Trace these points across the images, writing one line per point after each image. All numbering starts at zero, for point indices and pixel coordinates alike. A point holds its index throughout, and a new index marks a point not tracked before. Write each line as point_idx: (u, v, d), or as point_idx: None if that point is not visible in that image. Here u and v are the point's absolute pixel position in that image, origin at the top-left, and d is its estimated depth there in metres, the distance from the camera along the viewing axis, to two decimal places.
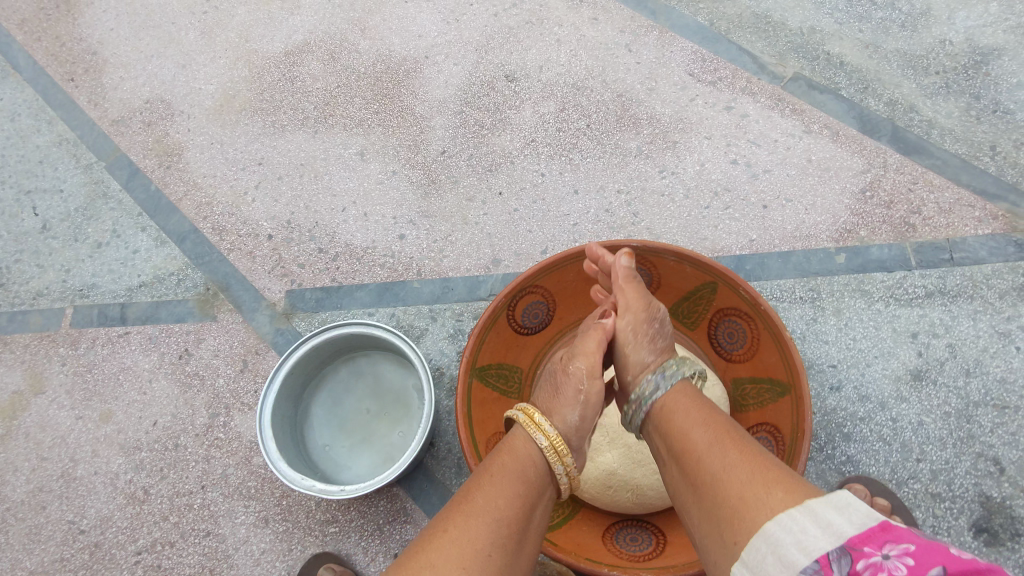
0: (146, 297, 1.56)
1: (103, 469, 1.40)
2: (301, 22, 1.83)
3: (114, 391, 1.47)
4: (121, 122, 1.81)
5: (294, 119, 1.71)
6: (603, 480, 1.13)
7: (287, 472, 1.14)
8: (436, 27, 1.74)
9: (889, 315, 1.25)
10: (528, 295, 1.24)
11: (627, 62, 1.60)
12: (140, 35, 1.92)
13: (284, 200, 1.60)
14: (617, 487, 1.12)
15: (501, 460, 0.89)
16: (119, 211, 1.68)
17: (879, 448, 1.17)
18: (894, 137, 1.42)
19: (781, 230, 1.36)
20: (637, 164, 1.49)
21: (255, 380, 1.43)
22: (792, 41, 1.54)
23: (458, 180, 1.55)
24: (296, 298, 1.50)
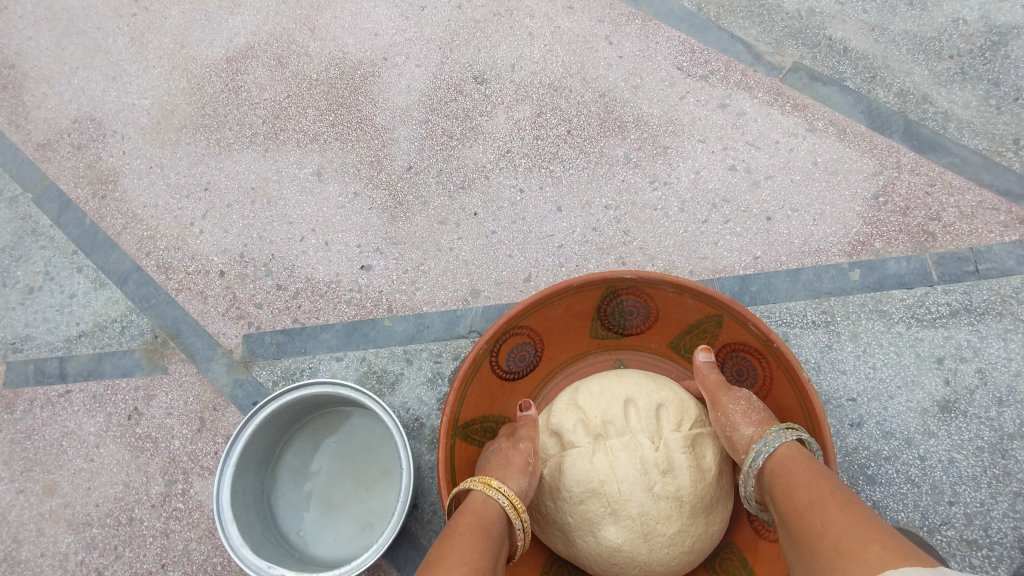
0: (87, 349, 1.40)
1: (51, 549, 1.26)
2: (242, 22, 1.63)
3: (58, 459, 1.32)
4: (47, 146, 1.62)
5: (241, 136, 1.53)
6: (607, 557, 0.96)
7: (252, 560, 1.01)
8: (394, 23, 1.56)
9: (911, 339, 1.13)
10: (512, 338, 1.11)
11: (608, 56, 1.44)
12: (62, 43, 1.71)
13: (235, 231, 1.44)
14: (622, 564, 0.96)
15: (458, 518, 0.86)
16: (51, 250, 1.50)
17: (907, 491, 1.06)
18: (907, 133, 1.28)
19: (788, 245, 1.23)
20: (624, 174, 1.34)
21: (215, 440, 1.29)
22: (790, 26, 1.38)
23: (428, 201, 1.39)
24: (255, 343, 1.35)
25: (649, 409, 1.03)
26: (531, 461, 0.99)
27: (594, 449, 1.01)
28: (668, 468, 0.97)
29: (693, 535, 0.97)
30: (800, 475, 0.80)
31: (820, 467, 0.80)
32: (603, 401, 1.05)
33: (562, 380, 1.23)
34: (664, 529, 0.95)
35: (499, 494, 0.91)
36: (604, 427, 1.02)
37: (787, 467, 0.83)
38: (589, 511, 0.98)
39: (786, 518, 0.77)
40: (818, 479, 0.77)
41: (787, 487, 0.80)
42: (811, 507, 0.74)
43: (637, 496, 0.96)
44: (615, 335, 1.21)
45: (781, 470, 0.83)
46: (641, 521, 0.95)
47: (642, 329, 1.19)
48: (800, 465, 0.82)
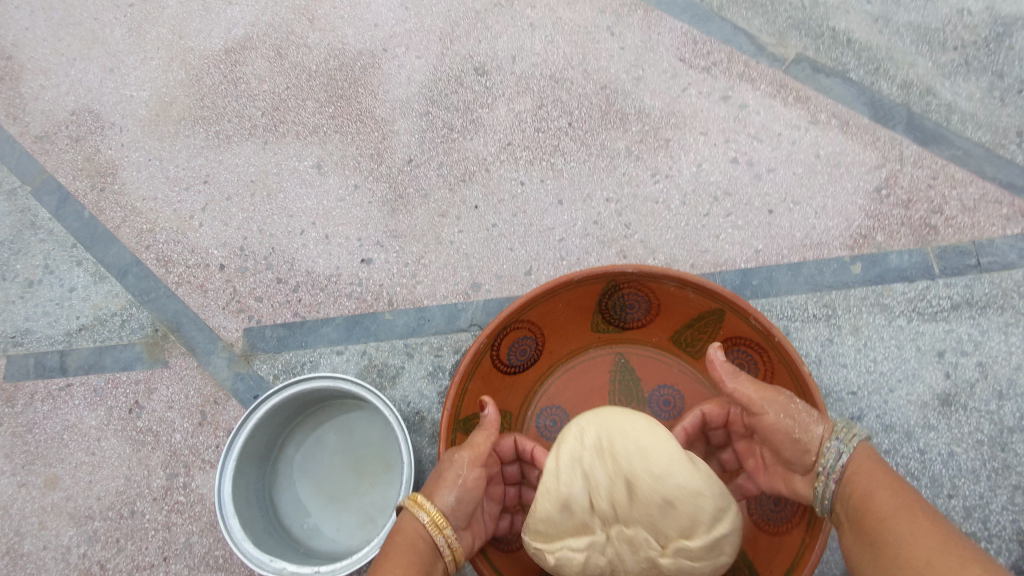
0: (87, 343, 1.40)
1: (54, 542, 1.27)
2: (241, 13, 1.62)
3: (59, 452, 1.32)
4: (45, 139, 1.61)
5: (240, 129, 1.52)
6: None
7: (253, 554, 1.01)
8: (393, 14, 1.54)
9: (912, 332, 1.13)
10: (513, 332, 1.10)
11: (609, 47, 1.43)
12: (59, 34, 1.69)
13: (235, 224, 1.43)
14: None
15: (386, 542, 0.86)
16: (51, 243, 1.50)
17: (907, 484, 1.06)
18: (911, 126, 1.27)
19: (790, 238, 1.23)
20: (626, 167, 1.33)
21: (216, 433, 1.29)
22: (794, 17, 1.37)
23: (428, 194, 1.38)
24: (255, 337, 1.34)
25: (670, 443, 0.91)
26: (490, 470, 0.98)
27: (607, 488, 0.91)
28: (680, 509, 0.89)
29: None
30: (875, 482, 0.79)
31: (899, 478, 0.79)
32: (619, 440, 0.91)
33: (563, 374, 1.23)
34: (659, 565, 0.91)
35: (421, 512, 0.87)
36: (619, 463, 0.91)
37: (860, 469, 0.81)
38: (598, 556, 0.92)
39: (857, 524, 0.77)
40: (898, 490, 0.77)
41: (856, 489, 0.79)
42: (889, 518, 0.74)
43: (634, 510, 0.89)
44: (616, 329, 1.21)
45: (856, 471, 0.81)
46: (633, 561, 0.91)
47: (643, 323, 1.19)
48: (875, 471, 0.80)
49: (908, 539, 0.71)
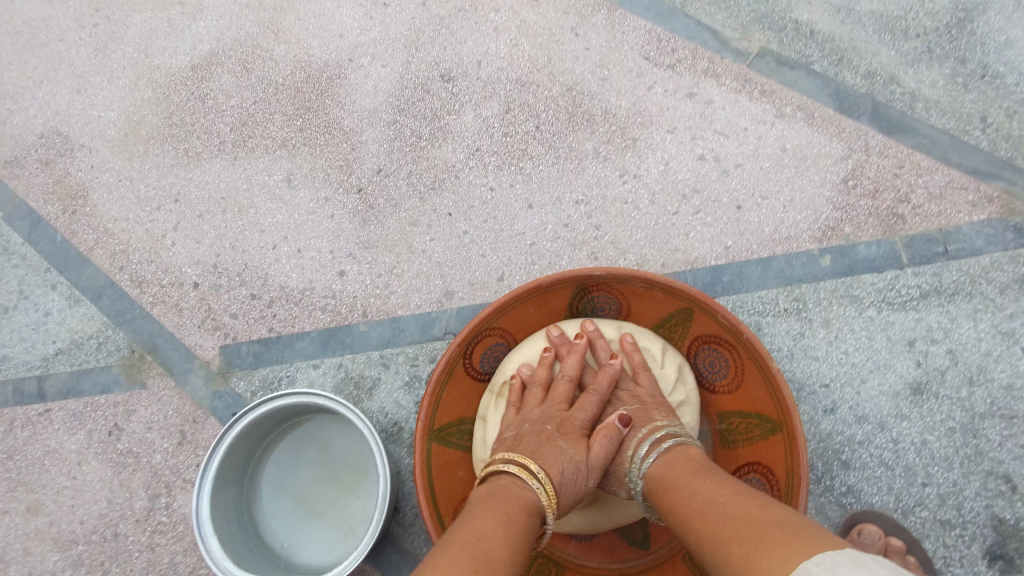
0: (65, 367, 1.39)
1: (38, 568, 1.26)
2: (206, 28, 1.61)
3: (40, 478, 1.32)
4: (15, 163, 1.61)
5: (209, 145, 1.51)
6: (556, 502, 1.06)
7: (233, 573, 1.01)
8: (358, 23, 1.54)
9: (882, 323, 1.14)
10: (485, 340, 1.11)
11: (574, 48, 1.42)
12: (25, 57, 1.69)
13: (207, 241, 1.43)
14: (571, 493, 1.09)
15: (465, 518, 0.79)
16: (25, 268, 1.49)
17: (881, 474, 1.06)
18: (876, 115, 1.27)
19: (759, 233, 1.23)
20: (594, 168, 1.33)
21: (196, 452, 1.29)
22: (756, 10, 1.37)
23: (399, 204, 1.38)
24: (232, 354, 1.34)
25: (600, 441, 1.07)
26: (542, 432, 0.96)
27: None
28: None
29: None
30: (695, 481, 0.83)
31: (706, 466, 0.87)
32: None
33: None
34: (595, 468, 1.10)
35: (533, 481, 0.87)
36: None
37: (677, 470, 0.87)
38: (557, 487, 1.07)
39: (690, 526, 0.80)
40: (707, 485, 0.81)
41: (681, 493, 0.82)
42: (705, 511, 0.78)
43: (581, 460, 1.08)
44: None
45: (675, 475, 0.86)
46: None
47: None
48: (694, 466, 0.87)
49: (743, 513, 0.72)
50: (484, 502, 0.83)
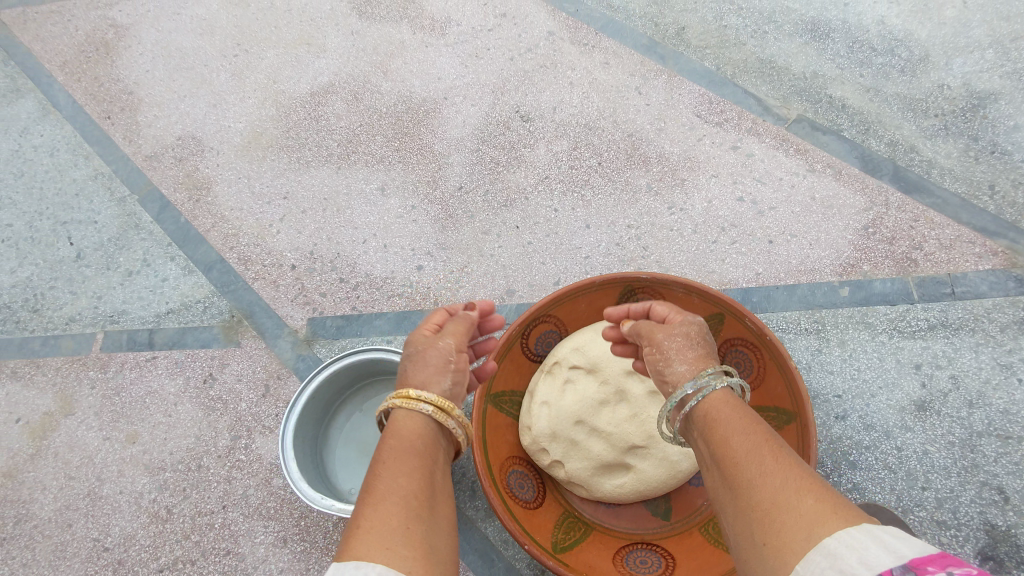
0: (173, 323, 1.62)
1: (128, 488, 1.44)
2: (326, 65, 1.94)
3: (140, 413, 1.52)
4: (153, 158, 1.91)
5: (318, 156, 1.79)
6: (592, 468, 1.19)
7: (308, 492, 1.17)
8: (455, 69, 1.84)
9: (892, 347, 1.28)
10: (540, 325, 1.30)
11: (636, 103, 1.68)
12: (174, 76, 2.04)
13: (308, 232, 1.68)
14: (607, 468, 1.20)
15: (377, 475, 0.77)
16: (150, 241, 1.76)
17: (885, 476, 1.19)
18: (896, 176, 1.47)
19: (787, 264, 1.41)
20: (646, 200, 1.55)
21: (277, 404, 1.48)
22: (796, 85, 1.62)
23: (474, 215, 1.61)
24: (317, 325, 1.55)
25: (626, 416, 1.21)
26: (450, 359, 0.97)
27: (588, 431, 1.21)
28: (645, 435, 1.20)
29: (664, 442, 1.19)
30: (755, 451, 0.76)
31: (753, 419, 0.84)
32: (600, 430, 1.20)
33: None
34: (630, 438, 1.19)
35: (421, 404, 0.89)
36: (588, 427, 1.21)
37: (719, 422, 0.84)
38: (590, 449, 1.20)
39: (717, 460, 0.81)
40: (753, 430, 0.80)
41: (735, 458, 0.78)
42: (739, 461, 0.77)
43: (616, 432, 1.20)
44: None
45: (736, 437, 0.80)
46: (615, 438, 1.19)
47: None
48: (759, 436, 0.79)
49: (793, 507, 0.68)
50: (390, 457, 0.80)
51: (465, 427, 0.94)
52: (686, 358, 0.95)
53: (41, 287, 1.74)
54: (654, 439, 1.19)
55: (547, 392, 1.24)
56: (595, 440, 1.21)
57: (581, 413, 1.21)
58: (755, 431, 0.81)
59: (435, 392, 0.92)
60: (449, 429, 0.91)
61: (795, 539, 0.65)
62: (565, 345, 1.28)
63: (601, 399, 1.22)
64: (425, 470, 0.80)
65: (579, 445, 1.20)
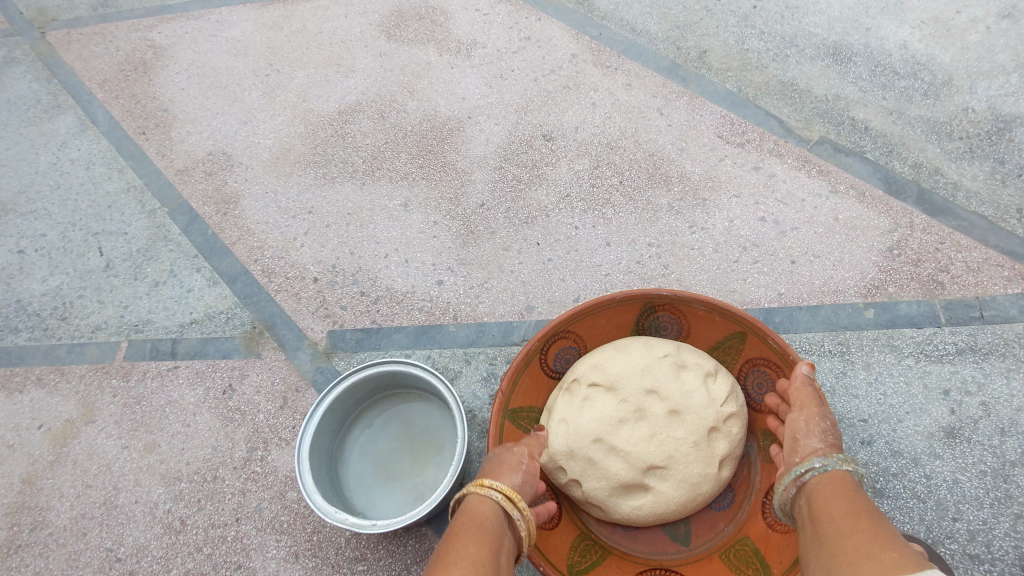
0: (196, 334, 1.64)
1: (143, 498, 1.45)
2: (354, 84, 1.99)
3: (160, 422, 1.54)
4: (184, 172, 1.96)
5: (343, 172, 1.82)
6: (610, 488, 1.16)
7: (322, 505, 1.17)
8: (479, 89, 1.87)
9: (919, 371, 1.26)
10: (559, 341, 1.30)
11: (658, 124, 1.69)
12: (208, 94, 2.10)
13: (331, 246, 1.70)
14: (625, 488, 1.16)
15: (453, 545, 0.90)
16: (178, 252, 1.80)
17: (913, 505, 1.15)
18: (921, 198, 1.45)
19: (809, 285, 1.40)
20: (667, 219, 1.55)
21: (294, 416, 1.49)
22: (818, 107, 1.62)
23: (495, 231, 1.62)
24: (337, 338, 1.56)
25: (647, 436, 1.17)
26: (523, 462, 1.10)
27: (607, 451, 1.17)
28: (665, 456, 1.16)
29: (683, 464, 1.16)
30: (852, 516, 0.86)
31: (860, 495, 0.92)
32: (619, 450, 1.16)
33: None
34: (649, 460, 1.15)
35: (492, 491, 1.00)
36: (608, 446, 1.17)
37: (826, 487, 0.94)
38: (607, 469, 1.16)
39: (814, 519, 0.91)
40: (856, 501, 0.90)
41: (831, 516, 0.88)
42: (839, 518, 0.87)
43: (636, 452, 1.16)
44: None
45: (833, 502, 0.91)
46: (634, 458, 1.16)
47: None
48: (856, 505, 0.89)
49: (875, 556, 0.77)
50: (464, 530, 0.94)
51: (529, 525, 1.02)
52: (823, 439, 1.02)
53: (71, 296, 1.79)
54: (673, 460, 1.16)
55: (566, 409, 1.23)
56: (612, 459, 1.17)
57: (600, 432, 1.18)
58: (855, 502, 0.90)
59: (505, 484, 1.03)
60: (513, 521, 0.99)
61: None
62: (586, 363, 1.27)
63: (621, 417, 1.18)
64: (493, 549, 0.91)
65: (597, 465, 1.17)
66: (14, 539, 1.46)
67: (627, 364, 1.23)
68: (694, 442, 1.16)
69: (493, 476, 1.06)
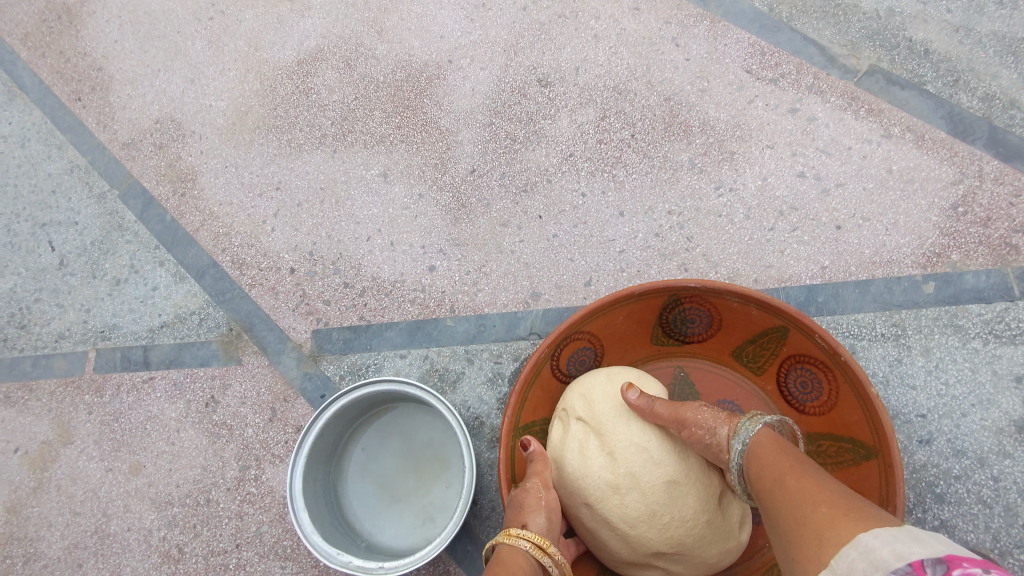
0: (169, 339, 1.48)
1: (136, 525, 1.36)
2: (313, 25, 1.69)
3: (142, 441, 1.41)
4: (132, 146, 1.71)
5: (311, 137, 1.58)
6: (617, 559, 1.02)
7: (322, 547, 1.05)
8: (459, 25, 1.58)
9: (988, 355, 1.10)
10: (573, 343, 1.13)
11: (674, 59, 1.42)
12: (145, 46, 1.80)
13: (305, 229, 1.49)
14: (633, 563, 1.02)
15: None
16: (136, 244, 1.59)
17: (979, 511, 1.02)
18: (991, 140, 1.23)
19: (858, 255, 1.20)
20: (689, 179, 1.33)
21: (285, 429, 1.35)
22: (867, 27, 1.34)
23: (491, 204, 1.41)
24: (323, 338, 1.40)
25: (643, 513, 0.97)
26: (545, 497, 0.99)
27: (603, 523, 1.00)
28: (670, 536, 0.97)
29: (695, 544, 0.98)
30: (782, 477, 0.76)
31: (790, 449, 0.82)
32: (615, 526, 0.99)
33: None
34: (651, 540, 0.98)
35: (521, 541, 0.92)
36: (602, 519, 1.00)
37: (757, 457, 0.83)
38: (607, 542, 1.01)
39: (757, 495, 0.80)
40: (781, 459, 0.79)
41: (767, 488, 0.77)
42: (774, 485, 0.77)
43: (633, 532, 0.98)
44: (676, 343, 1.21)
45: (766, 468, 0.80)
46: (634, 538, 0.98)
47: (703, 338, 1.19)
48: (788, 462, 0.78)
49: (814, 518, 0.67)
50: None
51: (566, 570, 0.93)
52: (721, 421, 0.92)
53: (26, 300, 1.61)
54: (682, 543, 0.98)
55: (558, 450, 1.07)
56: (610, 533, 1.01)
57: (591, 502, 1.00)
58: (784, 460, 0.79)
59: (535, 529, 0.94)
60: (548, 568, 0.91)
61: (814, 546, 0.65)
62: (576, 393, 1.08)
63: (610, 486, 1.00)
64: None
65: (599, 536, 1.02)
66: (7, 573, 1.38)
67: (617, 410, 1.04)
68: (707, 520, 0.98)
69: (515, 518, 0.96)
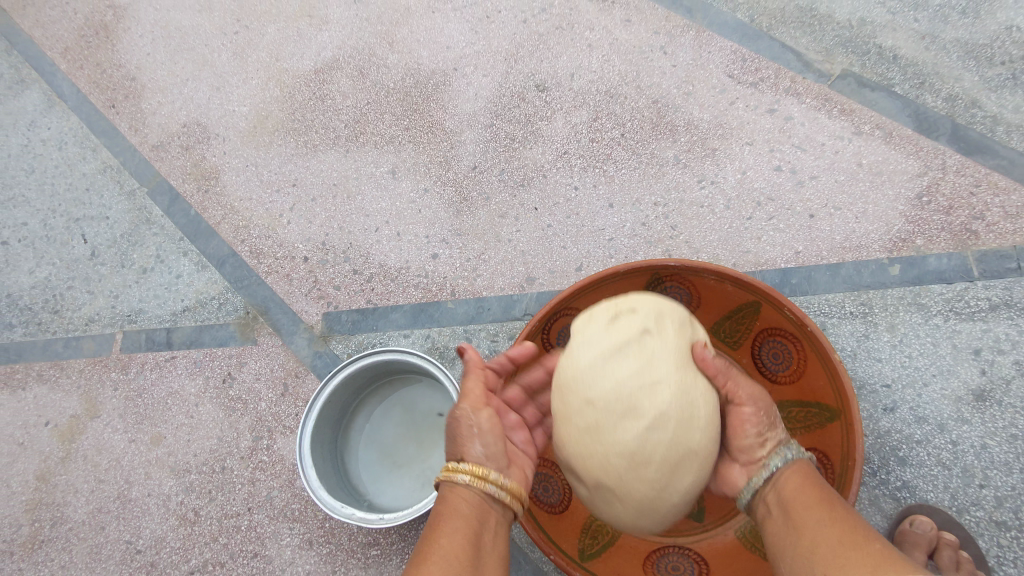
0: (190, 322, 1.59)
1: (156, 491, 1.45)
2: (330, 38, 1.83)
3: (163, 414, 1.51)
4: (160, 148, 1.85)
5: (325, 139, 1.71)
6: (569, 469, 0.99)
7: (329, 501, 1.14)
8: (464, 36, 1.71)
9: (948, 331, 1.18)
10: (561, 318, 1.21)
11: (662, 65, 1.54)
12: (175, 58, 1.95)
13: (318, 222, 1.61)
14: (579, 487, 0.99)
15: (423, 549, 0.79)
16: (162, 236, 1.72)
17: (938, 472, 1.11)
18: (955, 136, 1.32)
19: (829, 241, 1.29)
20: (674, 173, 1.43)
21: (296, 403, 1.45)
22: (840, 35, 1.45)
23: (490, 197, 1.52)
24: (333, 320, 1.51)
25: (623, 452, 0.93)
26: (477, 418, 0.93)
27: (582, 432, 0.96)
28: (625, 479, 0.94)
29: (642, 498, 0.95)
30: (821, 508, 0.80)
31: (822, 483, 0.86)
32: (588, 447, 0.95)
33: None
34: (610, 475, 0.94)
35: (459, 476, 0.86)
36: (583, 427, 0.95)
37: (789, 478, 0.86)
38: (569, 447, 0.98)
39: (780, 514, 0.84)
40: (817, 491, 0.83)
41: (800, 510, 0.81)
42: (809, 512, 0.80)
43: (603, 453, 0.94)
44: None
45: (800, 494, 0.83)
46: (597, 462, 0.95)
47: None
48: (823, 495, 0.82)
49: (859, 553, 0.71)
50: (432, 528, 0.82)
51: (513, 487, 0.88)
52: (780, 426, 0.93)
53: (60, 288, 1.73)
54: (627, 495, 0.95)
55: (590, 343, 0.99)
56: (576, 440, 0.97)
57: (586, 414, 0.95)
58: (820, 492, 0.83)
59: (471, 459, 0.89)
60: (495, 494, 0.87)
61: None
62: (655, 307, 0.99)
63: (612, 401, 0.94)
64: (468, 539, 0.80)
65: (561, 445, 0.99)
66: (35, 536, 1.47)
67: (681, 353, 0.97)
68: (671, 492, 0.94)
69: (454, 453, 0.92)
